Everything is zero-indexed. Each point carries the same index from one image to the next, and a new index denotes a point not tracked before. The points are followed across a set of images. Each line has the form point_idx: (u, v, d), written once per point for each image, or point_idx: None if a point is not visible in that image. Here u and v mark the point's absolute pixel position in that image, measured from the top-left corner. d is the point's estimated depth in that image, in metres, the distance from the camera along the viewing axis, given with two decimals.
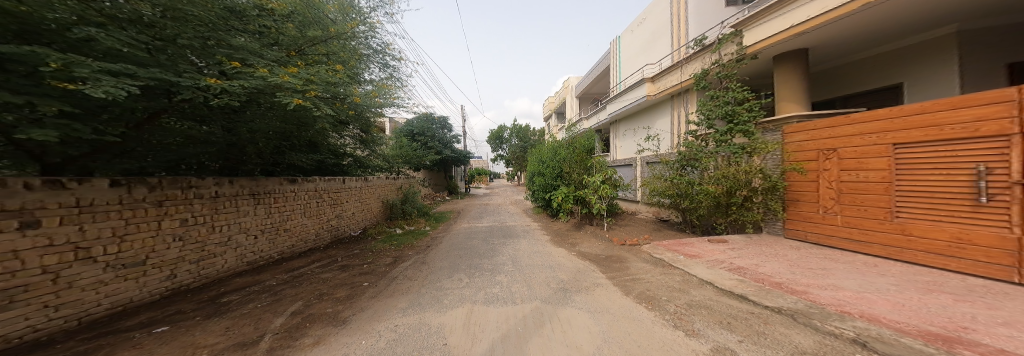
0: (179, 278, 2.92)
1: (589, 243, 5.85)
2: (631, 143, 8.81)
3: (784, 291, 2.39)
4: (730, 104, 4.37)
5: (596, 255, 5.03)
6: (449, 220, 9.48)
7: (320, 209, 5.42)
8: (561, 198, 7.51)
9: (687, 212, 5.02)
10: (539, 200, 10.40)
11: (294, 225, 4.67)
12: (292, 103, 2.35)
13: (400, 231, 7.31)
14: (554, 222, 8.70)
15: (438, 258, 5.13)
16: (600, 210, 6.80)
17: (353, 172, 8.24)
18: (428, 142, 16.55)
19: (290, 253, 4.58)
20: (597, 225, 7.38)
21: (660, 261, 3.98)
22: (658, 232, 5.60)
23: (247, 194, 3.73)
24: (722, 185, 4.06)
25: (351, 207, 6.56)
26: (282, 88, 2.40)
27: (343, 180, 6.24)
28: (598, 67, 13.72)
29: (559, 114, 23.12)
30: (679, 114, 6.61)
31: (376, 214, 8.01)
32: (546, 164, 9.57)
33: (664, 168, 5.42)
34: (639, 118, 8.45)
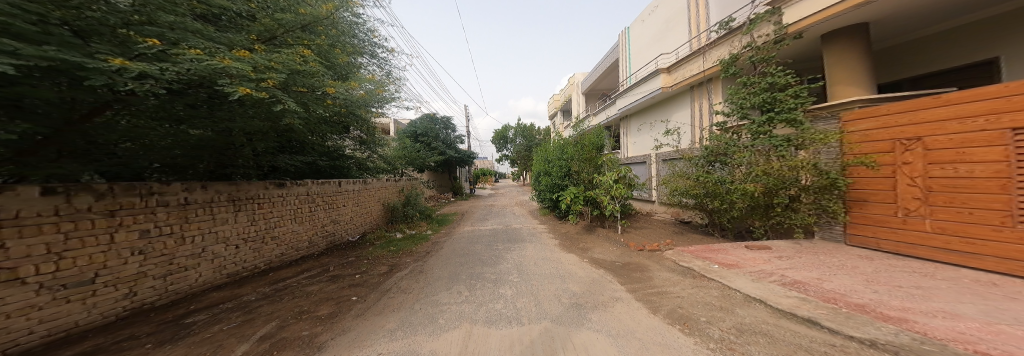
0: (140, 296, 2.55)
1: (602, 249, 5.30)
2: (644, 140, 8.20)
3: (872, 318, 1.79)
4: (768, 90, 3.79)
5: (611, 262, 4.48)
6: (452, 223, 9.08)
7: (315, 214, 5.08)
8: (570, 200, 6.95)
9: (716, 213, 4.41)
10: (546, 201, 9.86)
11: (283, 232, 4.33)
12: (236, 92, 1.92)
13: (400, 236, 6.94)
14: (563, 225, 8.17)
15: (438, 267, 4.71)
16: (614, 212, 6.22)
17: (351, 174, 7.93)
18: (431, 142, 16.26)
19: (279, 262, 4.22)
20: (609, 227, 6.81)
21: (690, 270, 3.41)
22: (680, 235, 5.01)
23: (226, 200, 3.38)
24: (763, 184, 3.48)
25: (348, 211, 6.23)
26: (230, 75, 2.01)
27: (339, 183, 5.93)
28: (606, 62, 13.16)
29: (564, 112, 22.58)
30: (701, 106, 6.01)
31: (376, 217, 7.67)
32: (553, 164, 9.04)
33: (686, 164, 4.83)
34: (652, 112, 7.85)
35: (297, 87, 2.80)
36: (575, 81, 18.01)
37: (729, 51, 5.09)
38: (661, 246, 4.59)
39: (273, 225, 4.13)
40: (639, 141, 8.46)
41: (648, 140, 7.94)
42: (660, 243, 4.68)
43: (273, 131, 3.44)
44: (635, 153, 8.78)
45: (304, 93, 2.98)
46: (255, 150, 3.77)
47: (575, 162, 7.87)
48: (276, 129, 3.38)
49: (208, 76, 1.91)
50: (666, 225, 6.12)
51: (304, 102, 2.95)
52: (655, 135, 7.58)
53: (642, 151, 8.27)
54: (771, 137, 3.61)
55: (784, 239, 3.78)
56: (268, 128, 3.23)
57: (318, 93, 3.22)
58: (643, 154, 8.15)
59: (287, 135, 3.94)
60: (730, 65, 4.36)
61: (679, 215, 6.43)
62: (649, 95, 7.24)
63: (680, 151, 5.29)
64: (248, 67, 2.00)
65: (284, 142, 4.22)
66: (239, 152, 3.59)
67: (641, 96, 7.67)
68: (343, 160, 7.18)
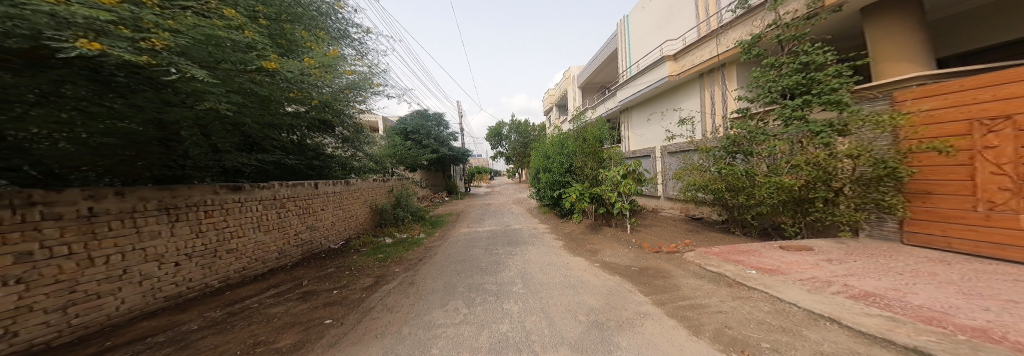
0: (26, 335, 1.81)
1: (613, 251, 4.83)
2: (650, 132, 7.72)
3: (1010, 349, 1.35)
4: (801, 70, 3.30)
5: (627, 267, 4.00)
6: (447, 224, 8.45)
7: (284, 221, 4.38)
8: (573, 197, 6.46)
9: (739, 209, 3.98)
10: (546, 199, 9.37)
11: (242, 243, 3.63)
12: (88, 51, 1.28)
13: (390, 241, 6.29)
14: (566, 224, 7.69)
15: (431, 277, 4.14)
16: (622, 209, 5.75)
17: (332, 173, 7.19)
18: (423, 140, 15.48)
19: (238, 278, 3.53)
20: (617, 227, 6.35)
21: (723, 276, 2.95)
22: (698, 234, 4.58)
23: (155, 209, 2.68)
24: (805, 175, 3.04)
25: (328, 216, 5.54)
26: (84, 26, 1.35)
27: (317, 185, 5.23)
28: (603, 53, 12.73)
29: (559, 107, 22.08)
30: (715, 93, 5.59)
31: (362, 221, 6.98)
32: (552, 159, 8.53)
33: (704, 157, 4.38)
34: (657, 103, 7.41)
35: (231, 64, 2.11)
36: (571, 74, 17.50)
37: (749, 33, 4.67)
38: (680, 246, 4.14)
39: (228, 236, 3.44)
40: (644, 134, 7.99)
41: (654, 132, 7.49)
42: (679, 244, 4.23)
43: (218, 123, 2.75)
44: (640, 147, 8.33)
45: (240, 71, 2.26)
46: (201, 146, 3.08)
47: (578, 157, 7.44)
48: (222, 120, 2.70)
49: (39, 29, 1.25)
50: (680, 223, 5.69)
51: (239, 84, 2.23)
52: (663, 126, 7.12)
53: (648, 143, 7.81)
54: (806, 122, 3.12)
55: (822, 237, 3.38)
56: (207, 120, 2.56)
57: (263, 73, 2.55)
58: (649, 147, 7.71)
59: (239, 129, 3.25)
60: (752, 46, 3.88)
61: (692, 212, 6.02)
62: (654, 84, 6.79)
63: (695, 143, 4.85)
64: (111, 16, 1.34)
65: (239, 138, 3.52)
66: (179, 149, 2.89)
67: (644, 87, 7.21)
68: (317, 158, 6.43)
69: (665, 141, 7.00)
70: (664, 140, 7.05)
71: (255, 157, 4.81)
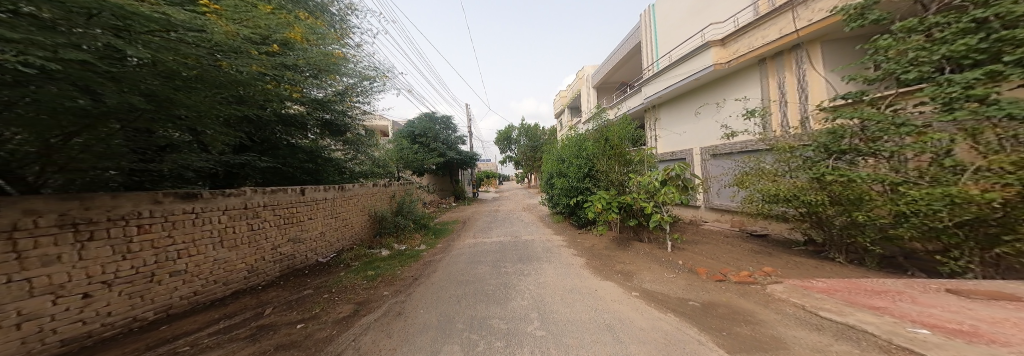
0: None
1: (654, 274, 3.79)
2: (692, 128, 6.48)
3: None
4: (974, 31, 2.23)
5: (681, 302, 2.94)
6: (451, 234, 7.66)
7: (259, 234, 3.67)
8: (597, 207, 5.36)
9: (849, 227, 2.84)
10: (562, 207, 8.38)
11: (194, 261, 2.88)
12: None
13: (386, 254, 5.56)
14: (587, 237, 6.64)
15: (426, 307, 3.27)
16: (661, 223, 4.64)
17: (327, 178, 6.60)
18: (430, 143, 14.94)
19: (185, 307, 2.77)
20: (651, 242, 5.25)
21: (867, 335, 1.82)
22: (776, 258, 3.42)
23: (52, 226, 1.89)
24: (995, 182, 1.92)
25: (317, 225, 4.86)
26: None
27: (304, 191, 4.56)
28: (621, 49, 11.78)
29: (571, 109, 21.18)
30: (797, 75, 4.42)
31: (359, 230, 6.31)
32: (570, 162, 7.59)
33: (787, 157, 3.33)
34: (700, 94, 6.22)
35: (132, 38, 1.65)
36: (584, 74, 16.55)
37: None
38: (757, 275, 2.99)
39: (172, 255, 2.67)
40: (684, 131, 6.75)
41: (699, 128, 6.26)
42: (753, 271, 3.08)
43: (157, 117, 2.08)
44: (676, 148, 7.10)
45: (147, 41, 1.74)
46: (148, 145, 2.46)
47: (600, 159, 6.45)
48: (157, 112, 2.04)
49: None
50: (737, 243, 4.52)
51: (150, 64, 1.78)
52: (713, 120, 5.89)
53: (690, 142, 6.56)
54: (991, 104, 2.05)
55: (1015, 276, 2.19)
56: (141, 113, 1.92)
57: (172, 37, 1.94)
58: (692, 147, 6.50)
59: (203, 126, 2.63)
60: (865, 11, 2.89)
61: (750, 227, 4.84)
62: (695, 75, 5.71)
63: (767, 140, 3.77)
64: None
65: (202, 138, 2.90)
66: (128, 161, 2.31)
67: (681, 78, 6.15)
68: (303, 159, 5.91)
69: (717, 138, 5.75)
70: (716, 136, 5.78)
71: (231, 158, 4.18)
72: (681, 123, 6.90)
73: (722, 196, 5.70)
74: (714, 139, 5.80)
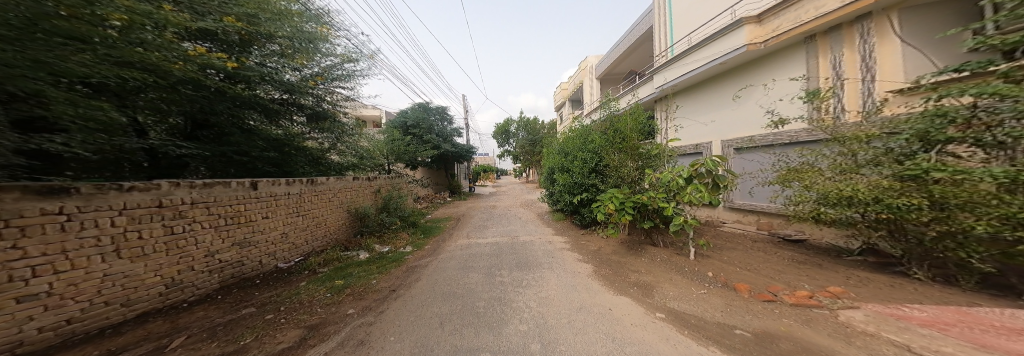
0: None
1: (679, 289, 3.17)
2: (726, 116, 5.69)
3: None
4: None
5: (725, 330, 2.31)
6: (443, 233, 6.97)
7: (183, 239, 2.91)
8: (609, 207, 4.73)
9: (944, 238, 2.21)
10: (563, 205, 7.77)
11: (68, 276, 2.07)
12: None
13: (365, 258, 4.85)
14: (592, 239, 6.03)
15: (398, 331, 2.58)
16: (681, 228, 3.96)
17: (299, 170, 5.86)
18: (424, 135, 14.06)
19: (50, 342, 1.99)
20: (668, 247, 4.65)
21: None
22: (832, 274, 2.80)
23: None
24: None
25: (280, 225, 4.15)
26: None
27: (257, 186, 3.79)
28: (629, 36, 11.08)
29: (572, 101, 20.32)
30: (858, 52, 3.86)
31: (338, 229, 5.60)
32: (574, 156, 6.99)
33: (856, 149, 2.76)
34: (738, 76, 5.46)
35: None
36: (587, 64, 15.67)
37: None
38: (820, 296, 2.32)
39: (21, 271, 1.85)
40: (715, 119, 5.96)
41: (736, 115, 5.47)
42: (813, 291, 2.41)
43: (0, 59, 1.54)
44: (703, 139, 6.32)
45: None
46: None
47: (611, 154, 5.82)
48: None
49: None
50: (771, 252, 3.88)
51: None
52: (755, 105, 5.11)
53: (722, 132, 5.78)
54: None
55: None
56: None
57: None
58: (723, 138, 5.74)
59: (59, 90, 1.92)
60: None
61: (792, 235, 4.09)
62: (723, 58, 5.21)
63: (828, 130, 3.12)
64: None
65: (56, 113, 2.05)
66: None
67: (707, 61, 5.58)
68: (266, 148, 5.19)
69: (761, 126, 4.96)
70: (760, 123, 4.99)
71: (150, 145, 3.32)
72: (702, 111, 6.33)
73: (757, 195, 4.92)
74: (757, 127, 5.00)
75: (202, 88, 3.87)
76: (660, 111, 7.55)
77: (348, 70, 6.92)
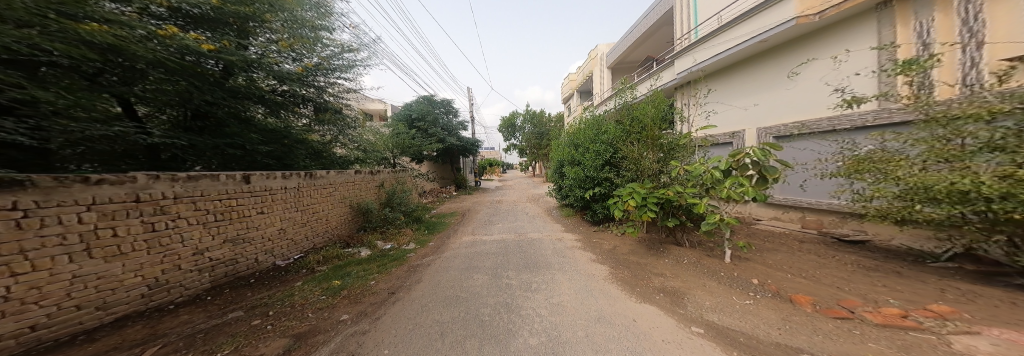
0: None
1: (716, 297, 2.72)
2: (778, 97, 4.84)
3: None
4: None
5: (785, 351, 1.85)
6: (447, 229, 6.72)
7: (168, 236, 2.68)
8: (628, 203, 4.25)
9: None
10: (573, 200, 7.30)
11: (26, 279, 1.81)
12: None
13: (365, 256, 4.63)
14: (606, 237, 5.60)
15: (393, 341, 2.28)
16: (711, 228, 3.39)
17: (300, 164, 5.69)
18: (429, 128, 13.81)
19: (10, 351, 1.75)
20: (694, 247, 4.17)
21: None
22: (918, 286, 2.27)
23: None
24: None
25: (277, 222, 3.93)
26: None
27: (250, 179, 3.52)
28: (644, 19, 10.31)
29: (582, 93, 19.58)
30: (955, 14, 3.12)
31: (339, 224, 5.43)
32: (586, 148, 6.51)
33: (967, 132, 2.10)
34: (794, 50, 4.59)
35: None
36: (597, 53, 14.90)
37: None
38: (917, 315, 1.80)
39: None
40: (763, 102, 5.11)
41: (791, 96, 4.62)
42: (905, 308, 1.89)
43: None
44: (744, 126, 5.51)
45: None
46: None
47: (628, 145, 5.30)
48: None
49: None
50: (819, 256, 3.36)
51: None
52: (818, 83, 4.25)
53: (771, 117, 4.96)
54: None
55: None
56: None
57: None
58: (766, 126, 5.01)
59: None
60: None
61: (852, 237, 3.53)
62: (765, 34, 4.59)
63: (923, 109, 2.41)
64: None
65: None
66: None
67: (747, 38, 4.89)
68: (266, 141, 5.01)
69: (826, 107, 4.11)
70: (825, 104, 4.14)
71: (137, 137, 3.13)
72: (738, 96, 5.62)
73: (812, 190, 4.15)
74: (821, 108, 4.16)
75: (192, 75, 3.54)
76: (687, 96, 6.78)
77: (347, 61, 6.63)
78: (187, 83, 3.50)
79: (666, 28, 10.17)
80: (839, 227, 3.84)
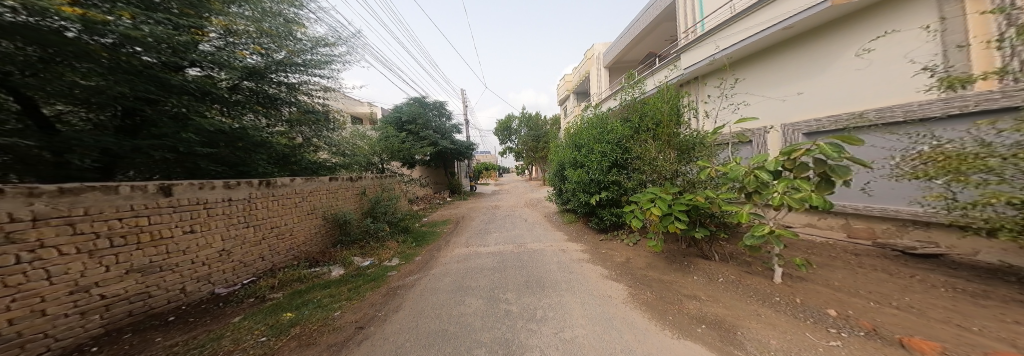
0: None
1: (777, 333, 2.12)
2: (839, 82, 3.86)
3: None
4: None
5: None
6: (438, 240, 6.02)
7: (27, 271, 1.83)
8: (651, 212, 3.46)
9: None
10: (575, 206, 6.63)
11: None
12: None
13: (336, 278, 3.91)
14: (615, 247, 4.97)
15: None
16: (752, 240, 2.73)
17: (264, 170, 4.95)
18: (420, 131, 13.08)
19: None
20: (728, 262, 3.57)
21: None
22: None
23: None
24: None
25: (214, 244, 3.15)
26: None
27: (172, 191, 2.76)
28: (640, 19, 9.91)
29: (578, 94, 19.09)
30: None
31: (309, 240, 4.68)
32: (589, 150, 5.87)
33: None
34: (861, 22, 3.59)
35: None
36: (593, 53, 14.38)
37: None
38: None
39: None
40: (814, 89, 4.14)
41: (852, 83, 3.71)
42: None
43: None
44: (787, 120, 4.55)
45: None
46: None
47: (638, 144, 4.70)
48: None
49: None
50: (888, 276, 2.77)
51: None
52: (895, 63, 3.30)
53: (828, 107, 3.98)
54: None
55: None
56: None
57: None
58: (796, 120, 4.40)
59: None
60: None
61: (924, 249, 3.01)
62: (788, 21, 4.00)
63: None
64: None
65: None
66: None
67: (767, 26, 4.31)
68: (223, 144, 4.30)
69: (907, 95, 3.21)
70: (906, 91, 3.22)
71: None
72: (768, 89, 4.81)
73: (882, 195, 3.48)
74: (900, 96, 3.26)
75: (113, 62, 2.84)
76: (711, 88, 5.84)
77: (322, 55, 5.99)
78: (103, 75, 2.82)
79: (666, 26, 9.63)
80: (899, 237, 3.36)
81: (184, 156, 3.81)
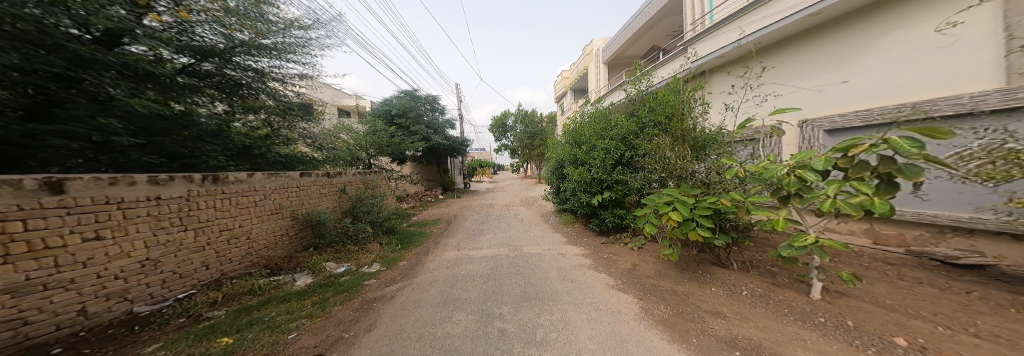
0: None
1: None
2: (903, 66, 3.29)
3: None
4: None
5: None
6: (426, 242, 5.45)
7: None
8: (669, 217, 3.00)
9: None
10: (574, 206, 6.19)
11: None
12: None
13: (299, 289, 3.32)
14: (619, 251, 4.55)
15: None
16: (789, 252, 2.33)
17: (219, 162, 4.27)
18: (411, 126, 12.38)
19: None
20: (748, 272, 3.19)
21: None
22: None
23: None
24: None
25: (129, 254, 2.50)
26: None
27: (67, 187, 2.13)
28: (641, 13, 9.51)
29: (576, 91, 18.62)
30: None
31: (275, 244, 4.11)
32: (591, 147, 5.40)
33: None
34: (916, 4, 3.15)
35: None
36: (592, 49, 13.96)
37: None
38: None
39: None
40: (864, 77, 3.62)
41: (899, 71, 3.33)
42: None
43: None
44: (829, 112, 4.00)
45: None
46: None
47: (647, 140, 4.30)
48: None
49: None
50: (939, 291, 2.40)
51: None
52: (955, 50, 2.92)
53: (887, 96, 3.42)
54: None
55: None
56: None
57: None
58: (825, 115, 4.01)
59: None
60: None
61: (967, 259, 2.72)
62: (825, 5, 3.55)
63: None
64: None
65: None
66: None
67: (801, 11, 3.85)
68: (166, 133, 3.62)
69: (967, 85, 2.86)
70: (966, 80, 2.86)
71: None
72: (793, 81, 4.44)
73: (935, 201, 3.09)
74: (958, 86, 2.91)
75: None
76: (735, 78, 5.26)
77: (296, 39, 5.27)
78: None
79: (669, 20, 9.26)
80: (935, 246, 3.09)
81: (103, 145, 3.03)
